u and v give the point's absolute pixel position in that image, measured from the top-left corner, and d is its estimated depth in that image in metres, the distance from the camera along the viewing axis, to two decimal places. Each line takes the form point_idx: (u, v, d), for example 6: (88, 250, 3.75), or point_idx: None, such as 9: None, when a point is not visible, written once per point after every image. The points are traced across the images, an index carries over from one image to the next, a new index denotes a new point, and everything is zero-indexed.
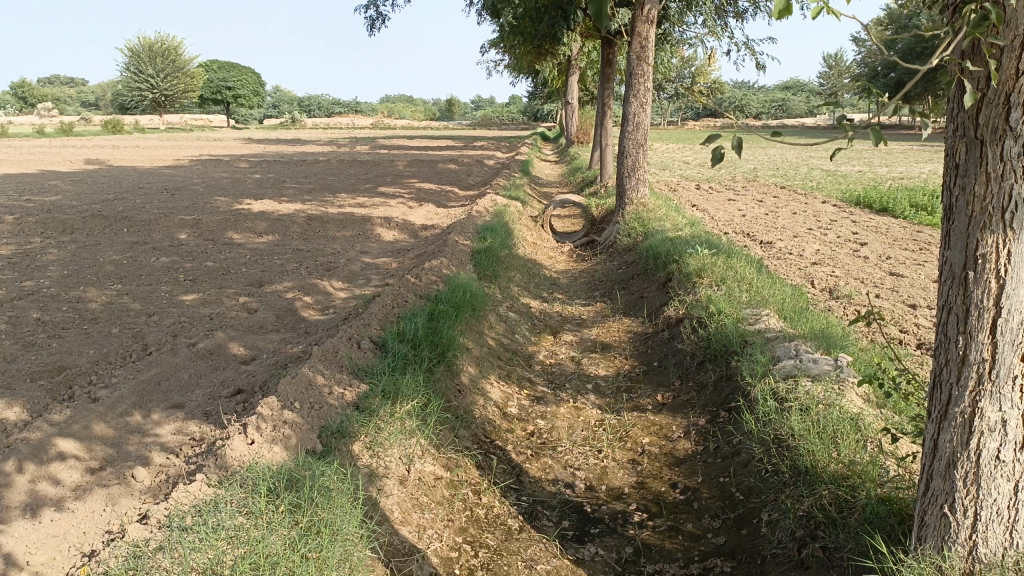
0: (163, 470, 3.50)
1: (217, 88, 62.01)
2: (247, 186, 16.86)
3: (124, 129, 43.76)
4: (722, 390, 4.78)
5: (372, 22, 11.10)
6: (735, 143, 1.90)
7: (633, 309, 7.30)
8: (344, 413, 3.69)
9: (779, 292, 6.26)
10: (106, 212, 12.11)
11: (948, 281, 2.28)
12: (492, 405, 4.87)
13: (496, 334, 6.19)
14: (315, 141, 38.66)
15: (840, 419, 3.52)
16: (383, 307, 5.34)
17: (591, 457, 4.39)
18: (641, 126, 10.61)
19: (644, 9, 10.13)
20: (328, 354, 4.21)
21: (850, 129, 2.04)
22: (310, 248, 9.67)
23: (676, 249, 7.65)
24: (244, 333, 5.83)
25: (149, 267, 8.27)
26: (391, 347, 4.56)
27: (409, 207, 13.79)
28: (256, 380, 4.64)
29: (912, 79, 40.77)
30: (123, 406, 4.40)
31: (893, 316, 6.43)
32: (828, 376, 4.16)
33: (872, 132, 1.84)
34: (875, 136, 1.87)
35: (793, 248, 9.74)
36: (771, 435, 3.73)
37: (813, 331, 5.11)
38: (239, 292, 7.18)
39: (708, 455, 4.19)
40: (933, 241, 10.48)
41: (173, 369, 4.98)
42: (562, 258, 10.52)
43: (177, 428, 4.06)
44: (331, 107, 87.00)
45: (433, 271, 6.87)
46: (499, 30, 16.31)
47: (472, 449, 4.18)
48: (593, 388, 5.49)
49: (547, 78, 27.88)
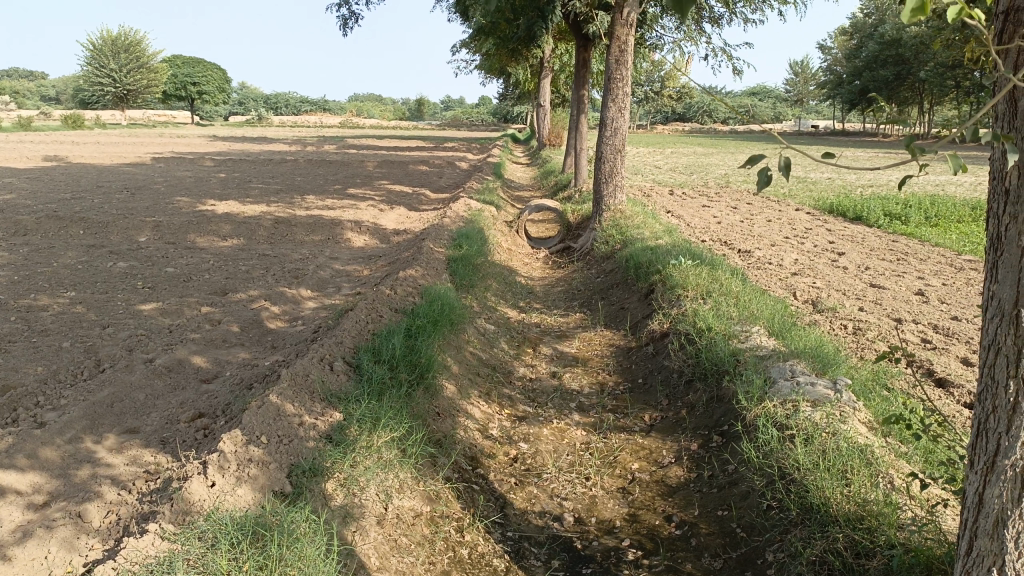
0: (114, 510, 3.19)
1: (181, 83, 60.98)
2: (212, 185, 16.41)
3: (84, 124, 42.76)
4: (713, 412, 4.56)
5: (344, 20, 10.79)
6: (782, 163, 1.75)
7: (614, 320, 7.07)
8: (316, 446, 3.38)
9: (766, 306, 6.06)
10: (62, 212, 11.62)
11: (996, 317, 2.05)
12: (472, 427, 4.59)
13: (474, 348, 5.90)
14: (280, 139, 38.24)
15: (849, 452, 3.34)
16: (357, 323, 5.01)
17: (579, 485, 4.14)
18: (619, 131, 10.35)
19: (623, 11, 9.88)
20: (299, 377, 3.89)
21: (921, 153, 1.88)
22: (277, 253, 9.30)
23: (659, 258, 7.42)
24: (206, 348, 5.47)
25: (105, 273, 7.85)
26: (367, 369, 4.25)
27: (379, 210, 13.45)
28: (219, 403, 4.32)
29: (875, 87, 41.39)
30: (72, 431, 4.05)
31: (880, 332, 6.27)
32: (829, 401, 3.95)
33: (952, 157, 1.68)
34: (953, 162, 1.71)
35: (772, 257, 9.60)
36: (775, 468, 3.52)
37: (807, 349, 4.88)
38: (202, 301, 6.81)
39: (704, 485, 3.97)
40: (911, 251, 10.44)
41: (128, 388, 4.62)
42: (538, 265, 10.30)
43: (131, 458, 3.73)
44: (299, 104, 85.62)
45: (408, 279, 6.56)
46: (473, 31, 16.04)
47: (454, 480, 3.89)
48: (577, 406, 5.23)
49: (519, 80, 27.63)
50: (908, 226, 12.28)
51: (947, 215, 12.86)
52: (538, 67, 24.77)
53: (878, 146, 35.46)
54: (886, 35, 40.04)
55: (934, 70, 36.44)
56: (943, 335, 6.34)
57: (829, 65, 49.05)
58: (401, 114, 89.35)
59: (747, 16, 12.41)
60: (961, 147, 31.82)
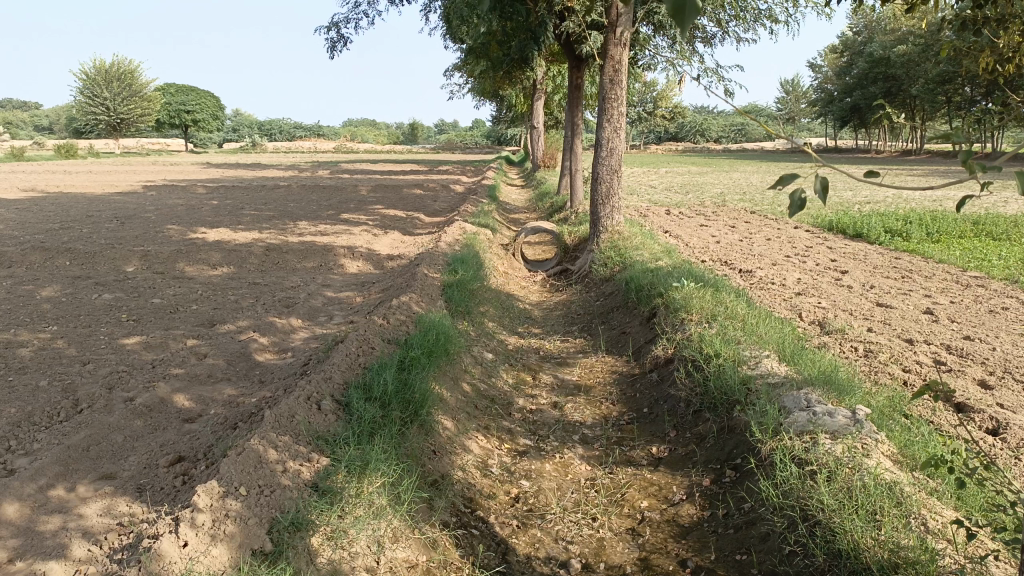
0: (81, 569, 2.94)
1: (175, 111, 61.11)
2: (204, 213, 16.20)
3: (77, 154, 42.85)
4: (725, 445, 4.32)
5: (331, 44, 10.74)
6: (818, 187, 1.64)
7: (616, 346, 6.83)
8: (300, 496, 3.11)
9: (774, 329, 5.81)
10: (49, 243, 11.39)
11: None
12: (470, 465, 4.34)
13: (471, 379, 5.65)
14: (274, 165, 38.26)
15: (878, 490, 3.12)
16: (347, 356, 4.76)
17: (585, 527, 3.88)
18: (615, 151, 10.16)
19: (616, 31, 9.74)
20: (282, 419, 3.63)
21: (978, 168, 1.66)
22: (268, 282, 9.06)
23: (660, 280, 7.18)
24: (190, 384, 5.22)
25: (90, 305, 7.61)
26: (357, 407, 3.99)
27: (373, 235, 13.25)
28: (202, 446, 4.07)
29: (867, 103, 41.44)
30: (43, 479, 3.79)
31: (893, 353, 6.03)
32: (849, 433, 3.70)
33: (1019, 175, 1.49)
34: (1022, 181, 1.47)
35: (774, 277, 9.39)
36: (797, 509, 3.29)
37: (821, 375, 4.63)
38: (188, 333, 6.57)
39: (718, 525, 3.72)
40: (915, 268, 10.24)
41: (106, 430, 4.37)
42: (535, 288, 10.08)
43: (106, 508, 3.47)
44: (293, 130, 85.67)
45: (402, 307, 6.31)
46: (464, 54, 15.95)
47: (452, 525, 3.64)
48: (580, 439, 4.97)
49: (512, 103, 27.62)
50: (910, 243, 12.10)
51: (949, 231, 12.69)
52: (531, 89, 24.73)
53: (871, 164, 35.33)
54: (874, 54, 40.42)
55: (925, 85, 36.45)
56: (957, 356, 6.10)
57: (819, 83, 49.33)
58: (396, 139, 89.65)
59: (739, 35, 12.32)
60: (955, 164, 31.72)
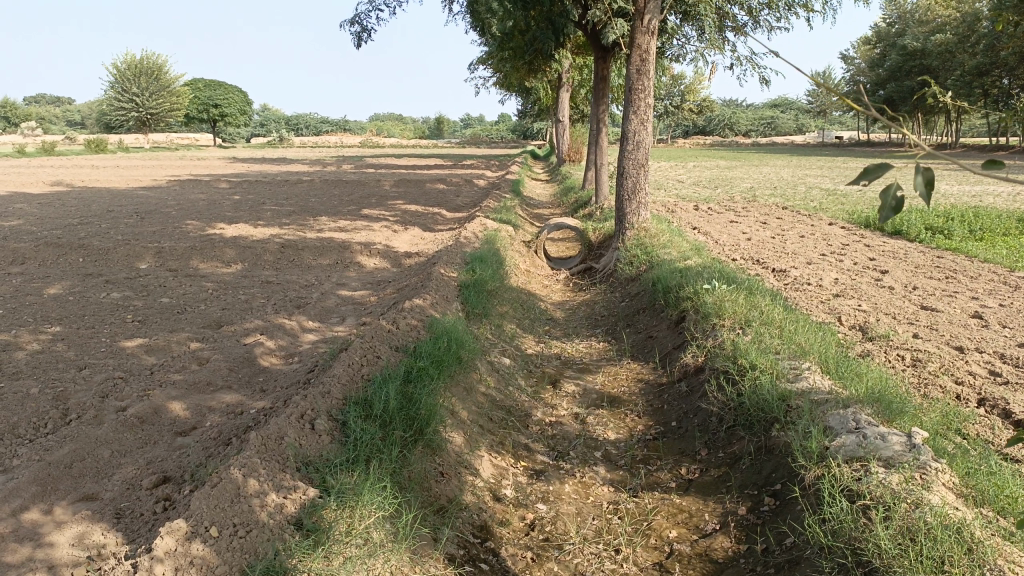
0: None
1: (204, 105, 61.40)
2: (224, 208, 15.96)
3: (108, 148, 43.06)
4: (762, 468, 3.91)
5: (358, 37, 10.58)
6: (922, 179, 1.30)
7: (643, 351, 6.41)
8: (280, 538, 2.79)
9: (813, 335, 5.36)
10: (64, 239, 11.14)
11: None
12: (481, 487, 3.98)
13: (486, 388, 5.28)
14: (299, 160, 38.03)
15: (946, 537, 2.70)
16: (350, 366, 4.41)
17: (607, 560, 3.51)
18: (642, 144, 9.68)
19: (644, 19, 9.29)
20: (269, 443, 3.31)
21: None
22: (281, 281, 8.73)
23: (689, 281, 6.74)
24: (188, 392, 4.90)
25: (96, 305, 7.34)
26: (354, 428, 3.65)
27: (393, 232, 12.90)
28: (190, 465, 3.75)
29: (900, 95, 40.47)
30: (17, 500, 3.49)
31: (943, 363, 5.57)
32: (905, 461, 3.28)
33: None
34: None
35: (810, 276, 8.90)
36: (850, 554, 2.89)
37: (869, 391, 4.18)
38: (192, 336, 6.27)
39: (757, 562, 3.33)
40: (959, 267, 9.68)
41: (92, 444, 4.07)
42: (558, 287, 9.70)
43: (79, 535, 3.17)
44: (319, 125, 85.94)
45: (414, 309, 5.96)
46: (487, 45, 15.58)
47: (458, 559, 3.29)
48: (602, 457, 4.59)
49: (538, 97, 27.19)
50: (952, 240, 11.49)
51: (992, 228, 12.04)
52: (558, 82, 24.30)
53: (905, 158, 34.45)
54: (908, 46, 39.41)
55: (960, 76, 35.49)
56: (1012, 366, 5.61)
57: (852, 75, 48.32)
58: (420, 133, 89.48)
59: (772, 24, 11.79)
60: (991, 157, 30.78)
